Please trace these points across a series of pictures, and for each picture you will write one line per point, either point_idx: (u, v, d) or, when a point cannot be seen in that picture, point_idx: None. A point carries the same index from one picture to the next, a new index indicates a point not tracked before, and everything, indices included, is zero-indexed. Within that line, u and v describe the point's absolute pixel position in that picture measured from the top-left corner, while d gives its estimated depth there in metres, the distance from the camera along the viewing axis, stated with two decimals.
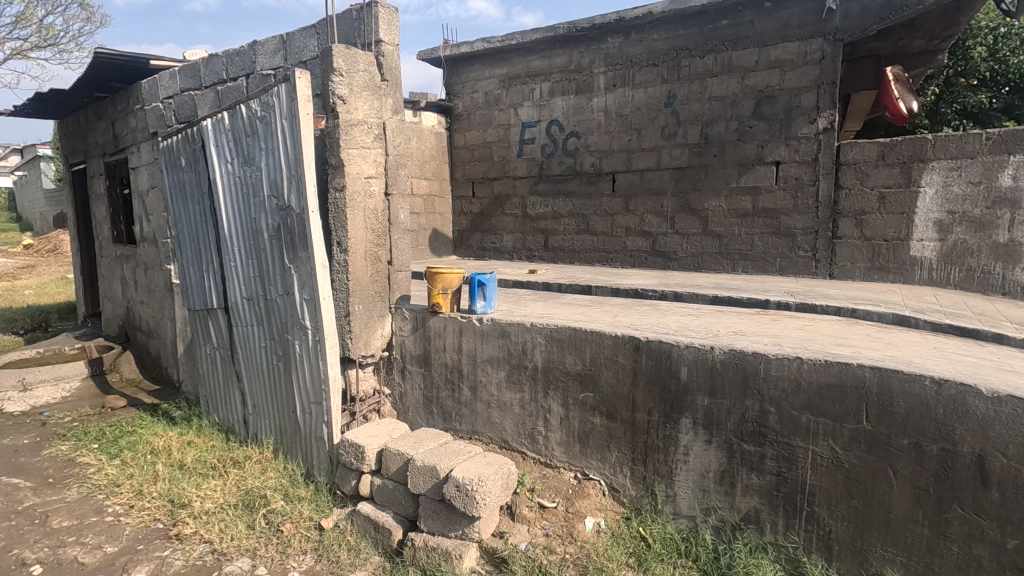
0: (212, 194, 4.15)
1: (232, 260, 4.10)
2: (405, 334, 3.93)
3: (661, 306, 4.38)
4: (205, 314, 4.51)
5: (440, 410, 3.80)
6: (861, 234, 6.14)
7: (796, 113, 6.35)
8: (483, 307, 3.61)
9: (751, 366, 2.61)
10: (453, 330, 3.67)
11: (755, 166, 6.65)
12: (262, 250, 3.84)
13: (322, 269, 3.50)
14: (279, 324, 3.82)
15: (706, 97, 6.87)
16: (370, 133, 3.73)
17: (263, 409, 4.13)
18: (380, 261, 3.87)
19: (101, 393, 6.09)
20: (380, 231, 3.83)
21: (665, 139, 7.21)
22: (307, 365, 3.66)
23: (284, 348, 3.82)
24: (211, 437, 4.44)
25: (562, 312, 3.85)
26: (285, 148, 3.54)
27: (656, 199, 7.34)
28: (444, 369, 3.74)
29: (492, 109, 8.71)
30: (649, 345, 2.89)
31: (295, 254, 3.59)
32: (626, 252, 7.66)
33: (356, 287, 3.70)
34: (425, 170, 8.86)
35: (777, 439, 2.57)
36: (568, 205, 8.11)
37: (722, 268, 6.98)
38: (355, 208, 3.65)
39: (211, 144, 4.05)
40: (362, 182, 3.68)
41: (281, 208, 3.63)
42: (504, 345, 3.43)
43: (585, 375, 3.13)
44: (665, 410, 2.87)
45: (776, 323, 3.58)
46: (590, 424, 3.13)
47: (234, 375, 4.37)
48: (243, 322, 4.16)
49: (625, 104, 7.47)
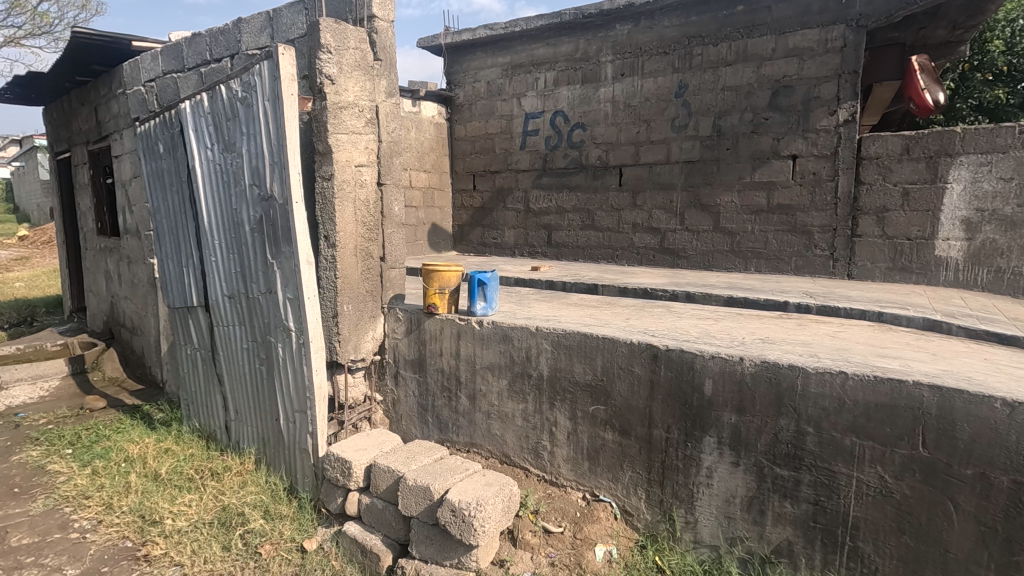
0: (191, 183, 3.83)
1: (213, 255, 3.79)
2: (399, 337, 3.62)
3: (674, 307, 4.09)
4: (185, 312, 4.20)
5: (436, 420, 3.50)
6: (882, 232, 5.82)
7: (814, 104, 6.03)
8: (484, 309, 3.30)
9: (786, 381, 2.30)
10: (450, 333, 3.36)
11: (771, 160, 6.33)
12: (243, 244, 3.53)
13: (306, 266, 3.19)
14: (261, 325, 3.51)
15: (719, 87, 6.54)
16: (361, 117, 3.41)
17: (245, 416, 3.83)
18: (371, 258, 3.56)
19: (81, 393, 5.79)
20: (371, 224, 3.52)
21: (676, 131, 6.88)
22: (291, 370, 3.34)
23: (266, 351, 3.51)
24: (191, 444, 4.14)
25: (570, 314, 3.54)
26: (267, 132, 3.23)
27: (665, 194, 7.02)
28: (441, 376, 3.43)
29: (495, 99, 8.38)
30: (668, 354, 2.59)
31: (278, 249, 3.28)
32: (632, 249, 7.35)
33: (345, 285, 3.39)
34: (425, 162, 8.54)
35: (815, 464, 2.27)
36: (573, 200, 7.80)
37: (734, 267, 6.66)
38: (344, 198, 3.34)
39: (190, 128, 3.74)
40: (351, 170, 3.37)
41: (263, 198, 3.31)
42: (505, 351, 3.13)
43: (596, 387, 2.82)
44: (686, 427, 2.56)
45: (803, 329, 3.28)
46: (601, 440, 2.83)
47: (215, 378, 4.07)
48: (224, 322, 3.85)
49: (634, 94, 7.15)
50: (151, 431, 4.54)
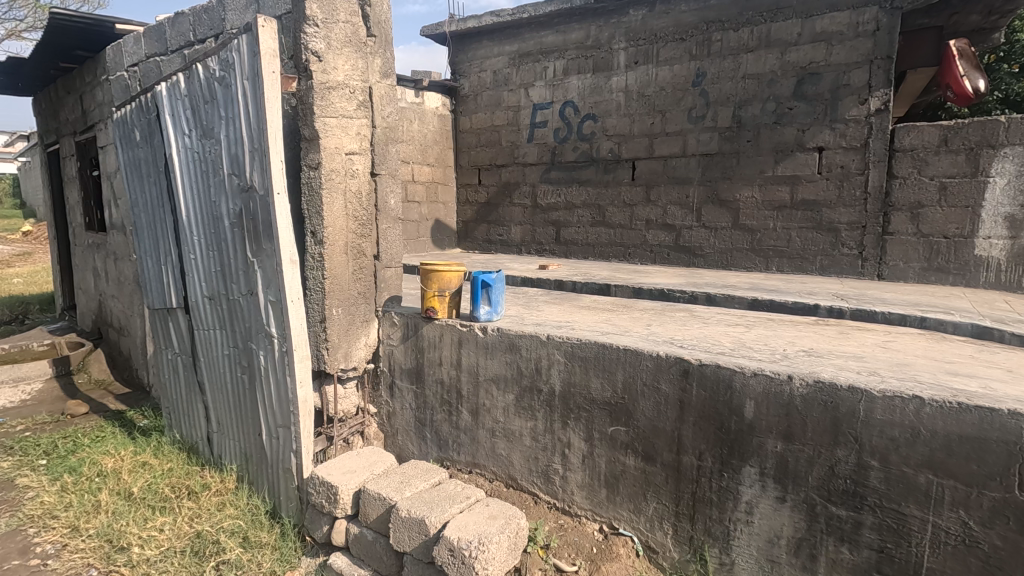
0: (169, 174, 3.50)
1: (192, 253, 3.46)
2: (394, 343, 3.28)
3: (696, 311, 3.74)
4: (165, 314, 3.87)
5: (435, 436, 3.16)
6: (917, 230, 5.42)
7: (843, 92, 5.63)
8: (489, 313, 2.95)
9: (845, 406, 1.95)
10: (451, 340, 3.01)
11: (795, 152, 5.94)
12: (223, 241, 3.20)
13: (290, 265, 2.84)
14: (242, 329, 3.18)
15: (740, 75, 6.16)
16: (352, 98, 3.06)
17: (227, 428, 3.50)
18: (364, 256, 3.22)
19: (64, 397, 5.49)
20: (364, 219, 3.18)
21: (693, 122, 6.50)
22: (273, 381, 3.00)
23: (248, 359, 3.17)
24: (170, 457, 3.82)
25: (583, 319, 3.20)
26: (246, 115, 2.88)
27: (681, 188, 6.65)
28: (440, 388, 3.09)
29: (501, 90, 8.02)
30: (702, 370, 2.23)
31: (258, 246, 2.94)
32: (646, 246, 6.97)
33: (334, 287, 3.05)
34: (428, 155, 8.19)
35: (880, 504, 1.91)
36: (583, 195, 7.43)
37: (754, 266, 6.27)
38: (333, 189, 2.99)
39: (166, 113, 3.40)
40: (341, 158, 3.03)
41: (243, 189, 2.97)
42: (512, 361, 2.78)
43: (616, 405, 2.46)
44: (721, 455, 2.21)
45: (847, 338, 2.92)
46: (621, 466, 2.48)
47: (197, 386, 3.75)
48: (204, 325, 3.52)
49: (648, 83, 6.77)
50: (132, 441, 4.23)
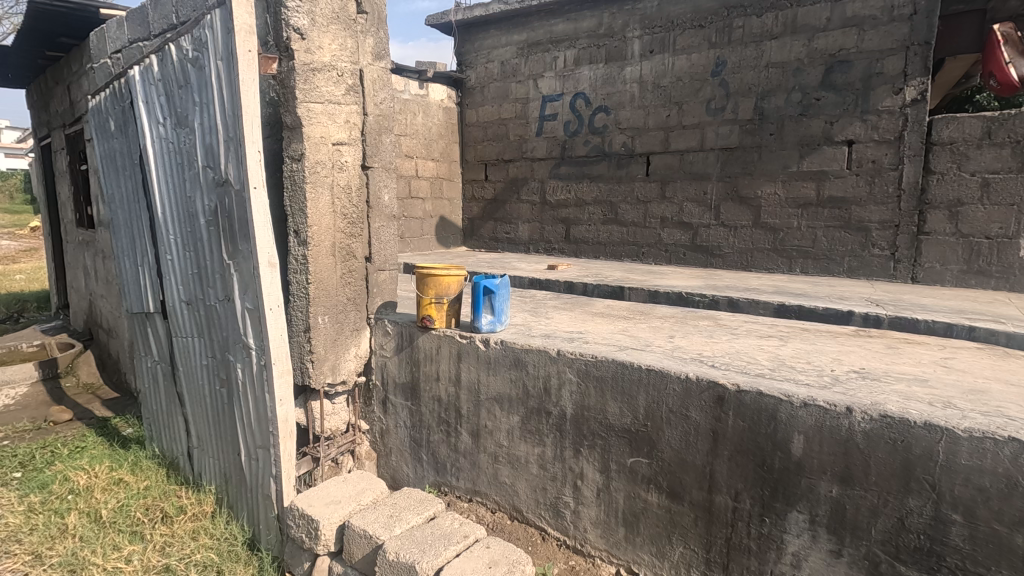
0: (143, 167, 3.20)
1: (169, 253, 3.16)
2: (388, 354, 2.97)
3: (720, 319, 3.41)
4: (143, 318, 3.58)
5: (431, 458, 2.84)
6: (955, 230, 5.03)
7: (876, 81, 5.24)
8: (491, 324, 2.61)
9: (919, 447, 1.61)
10: (449, 353, 2.69)
11: (822, 146, 5.56)
12: (199, 240, 2.89)
13: (268, 268, 2.53)
14: (220, 339, 2.87)
15: (763, 64, 5.78)
16: (340, 82, 2.74)
17: (207, 445, 3.21)
18: (354, 257, 2.90)
19: (50, 402, 5.23)
20: (354, 217, 2.87)
21: (712, 114, 6.13)
22: (251, 398, 2.70)
23: (226, 371, 2.87)
24: (147, 473, 3.53)
25: (597, 329, 2.87)
26: (220, 100, 2.57)
27: (698, 184, 6.29)
28: (437, 406, 2.78)
29: (509, 81, 7.67)
30: (740, 397, 1.89)
31: (234, 247, 2.63)
32: (660, 246, 6.62)
33: (318, 292, 2.74)
34: (433, 149, 7.87)
35: (962, 567, 1.57)
36: (594, 191, 7.08)
37: (777, 267, 5.89)
38: (318, 184, 2.68)
39: (140, 100, 3.10)
40: (328, 148, 2.72)
41: (217, 183, 2.66)
42: (517, 379, 2.45)
43: (637, 434, 2.14)
44: (762, 497, 1.88)
45: (898, 353, 2.57)
46: (642, 503, 2.15)
47: (176, 397, 3.46)
48: (182, 332, 3.22)
49: (664, 73, 6.41)
50: (110, 452, 3.93)
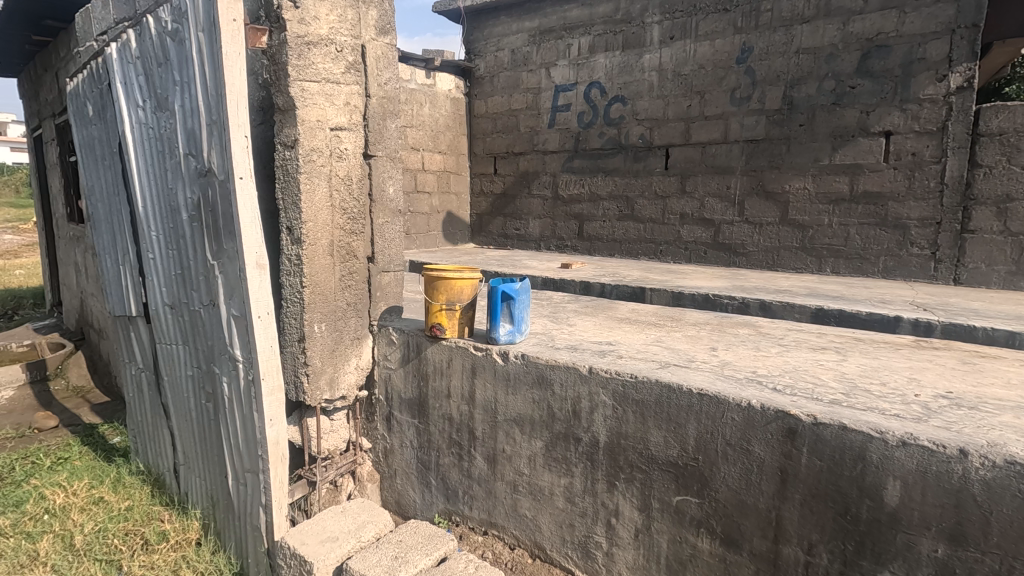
0: (123, 156, 2.89)
1: (151, 252, 2.85)
2: (393, 366, 2.66)
3: (760, 327, 3.07)
4: (126, 322, 3.27)
5: (441, 483, 2.53)
6: (1004, 227, 4.67)
7: (917, 67, 4.87)
8: (510, 334, 2.30)
9: None
10: (461, 367, 2.37)
11: (857, 138, 5.19)
12: (182, 238, 2.58)
13: (256, 270, 2.21)
14: (205, 348, 2.56)
15: (793, 50, 5.41)
16: (339, 59, 2.42)
17: (194, 463, 2.91)
18: (356, 257, 2.58)
19: (37, 406, 4.95)
20: (355, 212, 2.55)
21: (736, 104, 5.77)
22: (239, 416, 2.38)
23: (212, 385, 2.56)
24: (129, 492, 3.22)
25: (628, 340, 2.54)
26: (201, 78, 2.24)
27: (721, 178, 5.94)
28: (447, 427, 2.47)
29: (520, 70, 7.32)
30: (817, 432, 1.56)
31: (219, 246, 2.31)
32: (679, 243, 6.27)
33: (314, 296, 2.42)
34: (440, 142, 7.54)
35: None
36: (609, 186, 6.73)
37: (805, 267, 5.54)
38: (314, 175, 2.36)
39: (117, 81, 2.78)
40: (325, 134, 2.39)
41: (200, 172, 2.33)
42: (541, 399, 2.13)
43: (685, 469, 1.82)
44: (844, 552, 1.56)
45: (979, 371, 2.23)
46: (691, 549, 1.83)
47: (161, 408, 3.15)
48: (166, 339, 2.91)
49: (685, 61, 6.05)
50: (92, 465, 3.63)
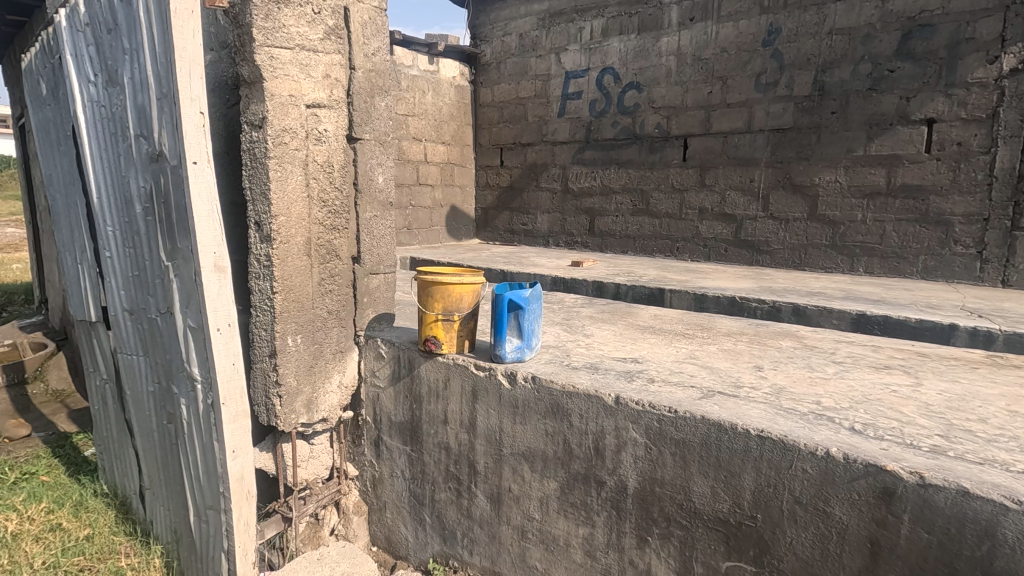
0: (77, 140, 2.53)
1: (108, 250, 2.49)
2: (381, 384, 2.30)
3: (804, 338, 2.68)
4: (88, 329, 2.91)
5: (437, 522, 2.17)
6: None
7: (965, 48, 4.43)
8: (518, 352, 1.93)
9: None
10: (460, 388, 2.00)
11: (895, 126, 4.76)
12: (137, 234, 2.21)
13: (214, 274, 1.84)
14: (164, 363, 2.20)
15: (825, 31, 4.97)
16: (317, 24, 2.04)
17: (158, 490, 2.55)
18: (338, 258, 2.22)
19: (11, 412, 4.59)
20: (337, 204, 2.18)
21: (762, 90, 5.35)
22: (198, 445, 2.02)
23: (172, 405, 2.20)
24: (90, 518, 2.86)
25: (656, 356, 2.17)
26: (150, 43, 1.87)
27: (744, 170, 5.53)
28: (443, 457, 2.10)
29: (528, 56, 6.92)
30: (923, 497, 1.19)
31: (172, 244, 1.95)
32: (698, 240, 5.87)
33: (288, 303, 2.06)
34: (444, 132, 7.16)
35: None
36: (623, 178, 6.33)
37: (836, 267, 5.12)
38: (287, 160, 1.99)
39: (68, 54, 2.42)
40: (300, 112, 2.02)
41: (151, 157, 1.96)
42: (554, 432, 1.76)
43: (738, 530, 1.44)
44: None
45: None
46: None
47: (126, 425, 2.80)
48: (127, 348, 2.56)
49: (706, 44, 5.64)
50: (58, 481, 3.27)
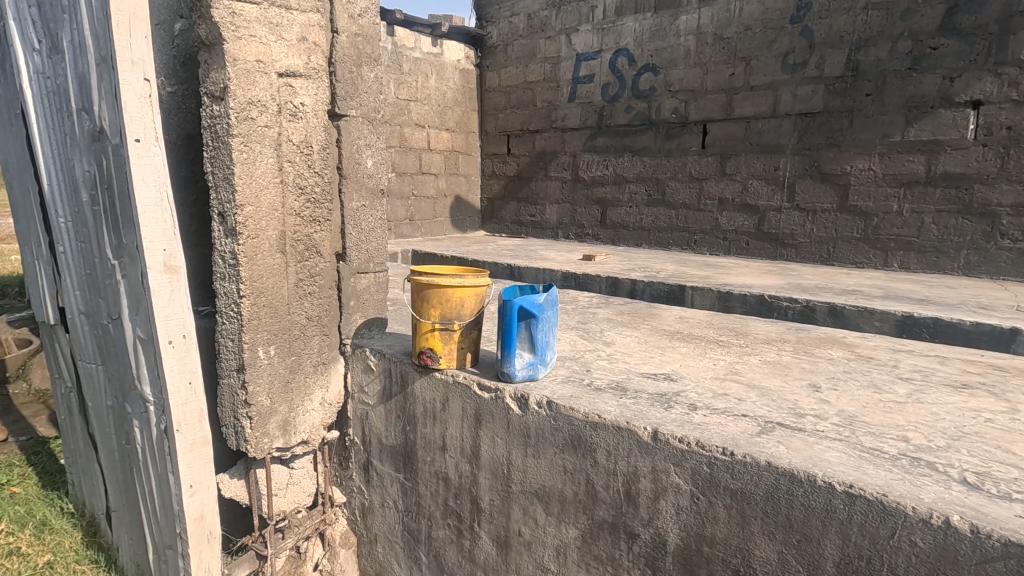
0: (25, 118, 2.20)
1: (61, 245, 2.17)
2: (371, 401, 1.99)
3: (854, 347, 2.34)
4: (49, 331, 2.61)
5: (434, 562, 1.88)
6: None
7: (1019, 22, 4.01)
8: (530, 371, 1.61)
9: None
10: (461, 411, 1.69)
11: (937, 109, 4.36)
12: (86, 226, 1.89)
13: (163, 275, 1.53)
14: (118, 376, 1.89)
15: (860, 5, 4.57)
16: None
17: (122, 515, 2.26)
18: (319, 255, 1.90)
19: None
20: (318, 192, 1.86)
21: (789, 71, 4.97)
22: (154, 474, 1.72)
23: (128, 425, 1.89)
24: (53, 542, 2.55)
25: (692, 372, 1.84)
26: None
27: (768, 158, 5.16)
28: (441, 490, 1.80)
29: (537, 37, 6.54)
30: None
31: (118, 240, 1.63)
32: (717, 232, 5.52)
33: (259, 309, 1.74)
34: (447, 118, 6.82)
35: None
36: (637, 166, 5.97)
37: (867, 262, 4.77)
38: (254, 139, 1.67)
39: (9, 18, 2.08)
40: (270, 81, 1.70)
41: (93, 135, 1.64)
42: (574, 471, 1.45)
43: None
44: None
45: None
46: None
47: (90, 439, 2.50)
48: (85, 356, 2.25)
49: (729, 22, 5.25)
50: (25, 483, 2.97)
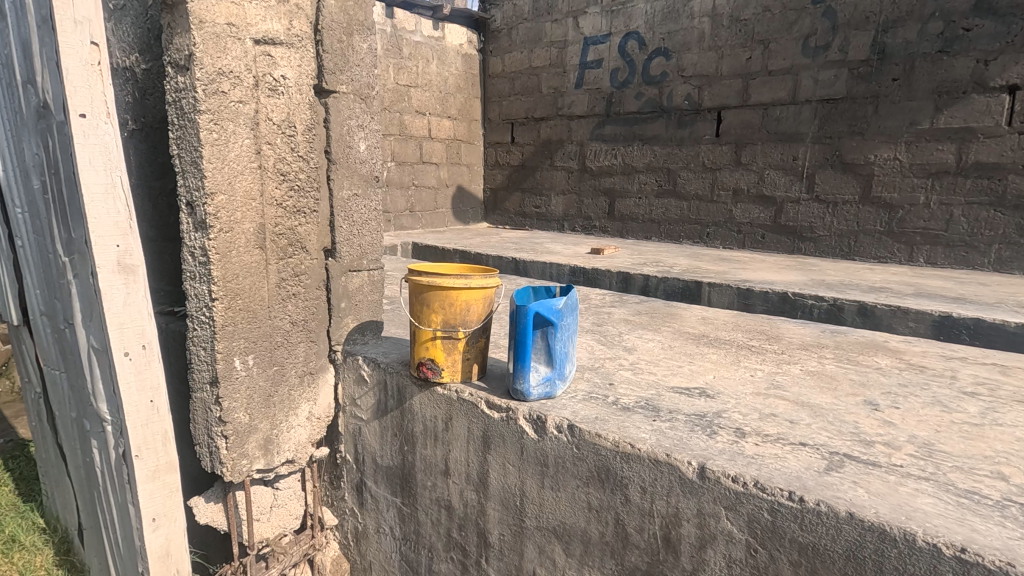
0: None
1: (19, 239, 1.93)
2: (364, 416, 1.77)
3: (901, 354, 2.10)
4: (15, 334, 2.37)
5: None
6: None
7: None
8: (546, 389, 1.38)
9: None
10: (466, 432, 1.46)
11: (969, 95, 4.10)
12: (40, 218, 1.65)
13: (116, 276, 1.30)
14: (79, 388, 1.67)
15: None
16: None
17: (91, 538, 2.03)
18: (304, 251, 1.67)
19: None
20: (302, 179, 1.63)
21: (810, 55, 4.70)
22: (115, 501, 1.50)
23: (89, 443, 1.67)
24: (21, 561, 2.30)
25: (729, 385, 1.62)
26: None
27: (786, 146, 4.91)
28: (444, 518, 1.58)
29: (543, 21, 6.26)
30: None
31: (68, 235, 1.41)
32: (731, 224, 5.28)
33: (235, 314, 1.52)
34: (449, 106, 6.56)
35: None
36: (647, 155, 5.71)
37: (891, 257, 4.52)
38: (226, 117, 1.44)
39: None
40: (245, 49, 1.46)
41: (39, 112, 1.41)
42: (603, 508, 1.22)
43: None
44: None
45: None
46: None
47: (59, 452, 2.27)
48: (49, 362, 2.02)
49: (746, 3, 4.98)
50: None
